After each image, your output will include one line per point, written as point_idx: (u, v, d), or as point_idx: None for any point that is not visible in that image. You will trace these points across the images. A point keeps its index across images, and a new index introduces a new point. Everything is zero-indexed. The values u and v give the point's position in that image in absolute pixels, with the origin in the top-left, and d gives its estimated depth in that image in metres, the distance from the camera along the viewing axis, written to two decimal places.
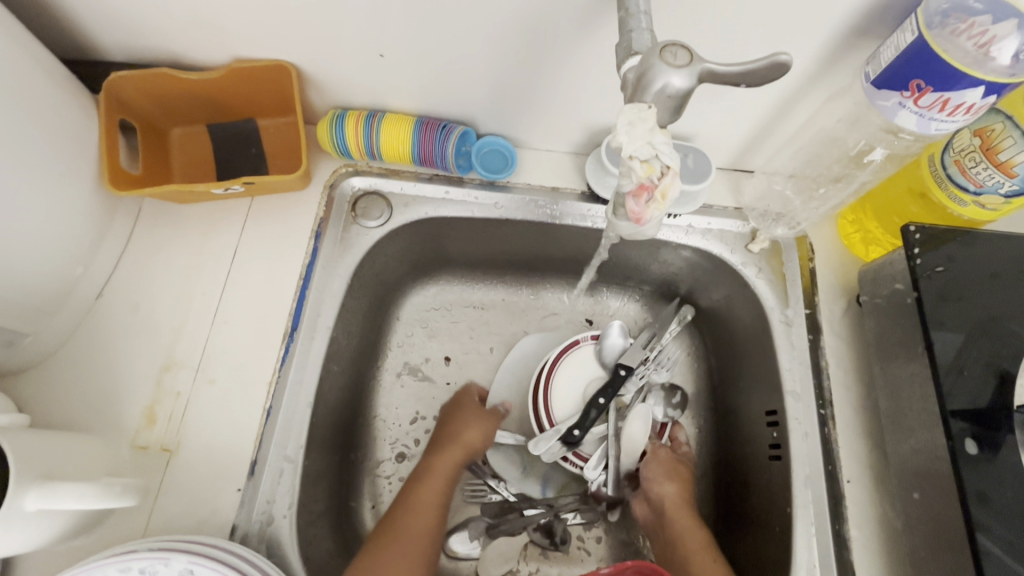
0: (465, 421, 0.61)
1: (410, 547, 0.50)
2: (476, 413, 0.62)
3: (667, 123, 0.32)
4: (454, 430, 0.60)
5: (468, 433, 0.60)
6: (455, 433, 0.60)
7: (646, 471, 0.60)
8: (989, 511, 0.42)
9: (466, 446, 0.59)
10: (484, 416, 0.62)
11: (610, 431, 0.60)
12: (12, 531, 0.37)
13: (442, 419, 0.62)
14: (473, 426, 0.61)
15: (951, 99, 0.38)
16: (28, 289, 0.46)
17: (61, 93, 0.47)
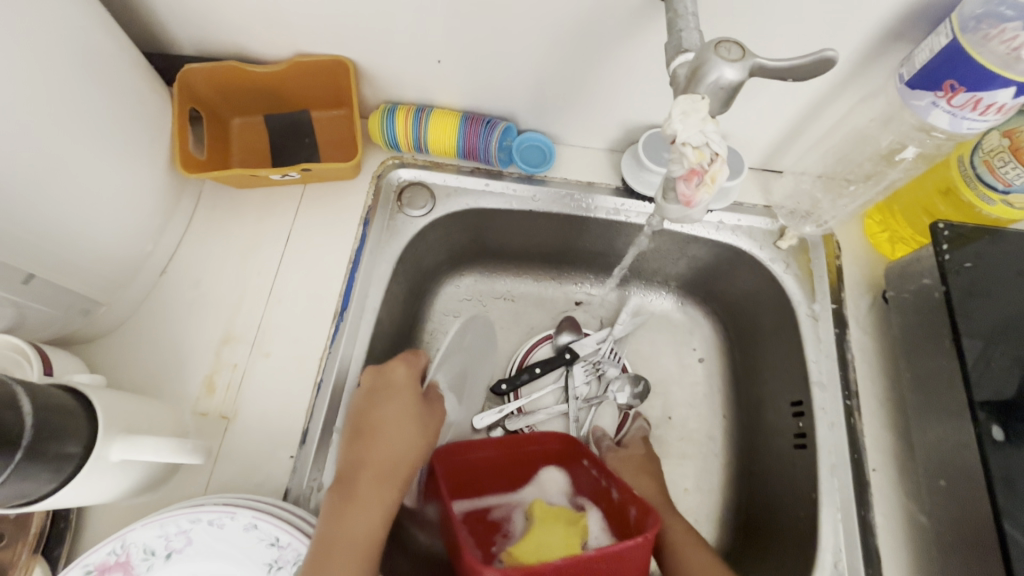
0: (399, 425, 0.50)
1: None
2: (415, 415, 0.51)
3: (717, 114, 0.35)
4: (389, 451, 0.48)
5: (406, 447, 0.49)
6: (387, 444, 0.48)
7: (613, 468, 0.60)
8: (1015, 495, 0.43)
9: (404, 461, 0.49)
10: (421, 426, 0.51)
11: (573, 423, 0.67)
12: (95, 479, 0.40)
13: (364, 428, 0.49)
14: (411, 430, 0.50)
15: (983, 98, 0.40)
16: (105, 261, 0.50)
17: (140, 81, 0.51)
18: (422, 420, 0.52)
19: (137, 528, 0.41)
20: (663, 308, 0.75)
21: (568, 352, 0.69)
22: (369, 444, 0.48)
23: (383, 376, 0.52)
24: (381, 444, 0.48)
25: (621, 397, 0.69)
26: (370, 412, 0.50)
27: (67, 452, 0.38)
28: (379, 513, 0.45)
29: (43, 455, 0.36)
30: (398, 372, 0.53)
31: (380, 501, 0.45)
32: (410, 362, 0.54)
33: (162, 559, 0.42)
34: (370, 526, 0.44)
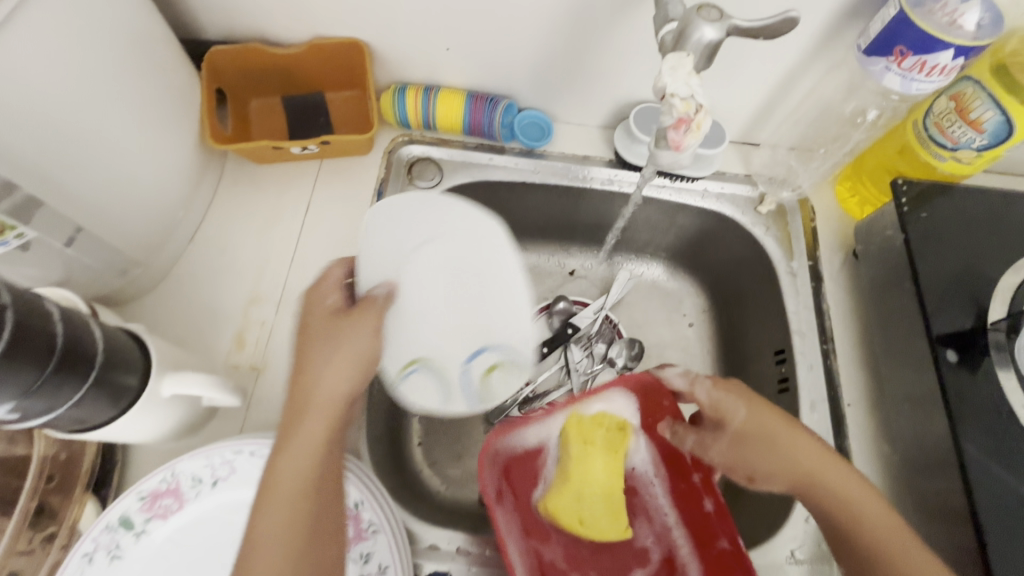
0: (326, 350, 0.44)
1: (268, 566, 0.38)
2: (341, 329, 0.45)
3: (700, 70, 0.40)
4: (308, 379, 0.44)
5: (331, 372, 0.43)
6: (314, 375, 0.44)
7: (758, 454, 0.48)
8: (967, 409, 0.49)
9: (337, 385, 0.44)
10: (338, 343, 0.44)
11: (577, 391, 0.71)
12: (149, 410, 0.44)
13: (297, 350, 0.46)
14: (341, 350, 0.44)
15: (927, 60, 0.47)
16: (143, 224, 0.54)
17: (173, 60, 0.55)
18: (352, 330, 0.45)
19: (185, 458, 0.45)
20: (655, 277, 0.80)
21: (569, 327, 0.74)
22: (299, 380, 0.44)
23: (312, 298, 0.47)
24: (309, 374, 0.44)
25: (618, 360, 0.73)
26: (302, 341, 0.46)
27: (127, 382, 0.42)
28: (314, 447, 0.42)
29: (107, 381, 0.40)
30: (330, 289, 0.48)
31: (311, 435, 0.42)
32: (321, 283, 0.48)
33: (209, 486, 0.46)
34: (305, 466, 0.41)
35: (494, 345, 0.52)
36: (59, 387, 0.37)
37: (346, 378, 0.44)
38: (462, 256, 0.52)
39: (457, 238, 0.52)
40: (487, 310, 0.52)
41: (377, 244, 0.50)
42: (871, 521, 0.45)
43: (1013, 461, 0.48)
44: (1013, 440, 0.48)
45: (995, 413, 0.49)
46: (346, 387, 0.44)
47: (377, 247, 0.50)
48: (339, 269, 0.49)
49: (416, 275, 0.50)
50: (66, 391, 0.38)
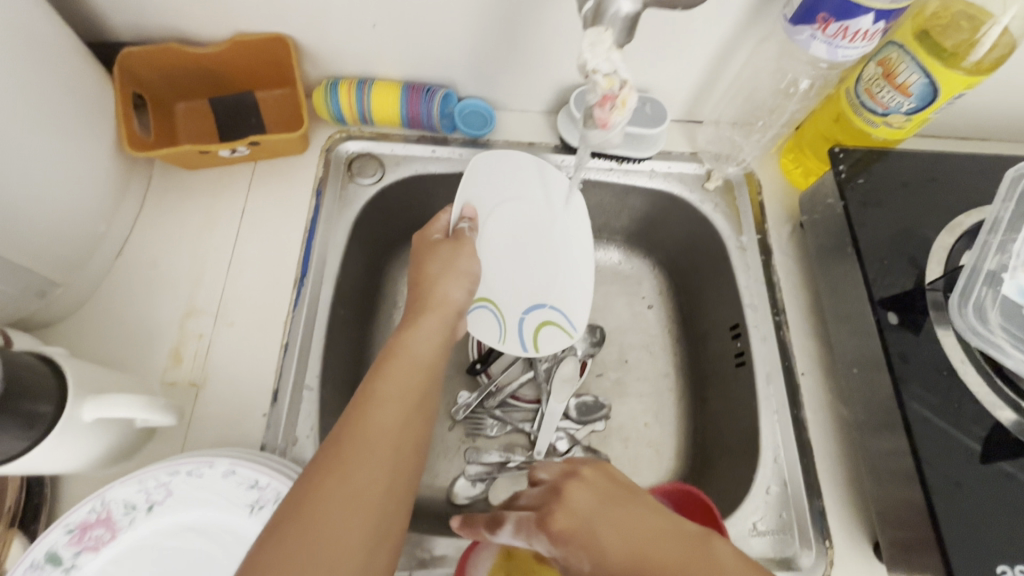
0: (440, 269, 0.50)
1: (369, 454, 0.36)
2: (445, 251, 0.51)
3: (622, 44, 0.40)
4: (435, 291, 0.48)
5: (449, 284, 0.49)
6: (437, 284, 0.49)
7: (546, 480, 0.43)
8: (910, 369, 0.50)
9: (456, 295, 0.49)
10: (457, 266, 0.50)
11: (541, 381, 0.69)
12: (70, 437, 0.41)
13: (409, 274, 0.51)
14: (453, 260, 0.51)
15: (850, 26, 0.47)
16: (59, 241, 0.51)
17: (80, 65, 0.52)
18: (457, 247, 0.52)
19: (116, 485, 0.43)
20: (612, 261, 0.79)
21: None
22: (426, 289, 0.48)
23: (418, 236, 0.54)
24: (434, 287, 0.48)
25: (578, 348, 0.71)
26: (419, 263, 0.51)
27: (39, 411, 0.39)
28: (437, 344, 0.45)
29: (15, 410, 0.37)
30: (436, 229, 0.55)
31: (432, 330, 0.45)
32: (429, 224, 0.55)
33: (144, 512, 0.43)
34: (429, 352, 0.44)
35: (553, 304, 0.60)
36: None
37: (464, 299, 0.49)
38: (527, 215, 0.61)
39: (546, 195, 0.62)
40: (559, 252, 0.61)
41: (478, 180, 0.59)
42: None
43: (956, 417, 0.48)
44: (956, 397, 0.49)
45: (937, 370, 0.50)
46: (458, 298, 0.49)
47: (475, 180, 0.59)
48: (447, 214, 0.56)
49: (514, 219, 0.60)
50: None
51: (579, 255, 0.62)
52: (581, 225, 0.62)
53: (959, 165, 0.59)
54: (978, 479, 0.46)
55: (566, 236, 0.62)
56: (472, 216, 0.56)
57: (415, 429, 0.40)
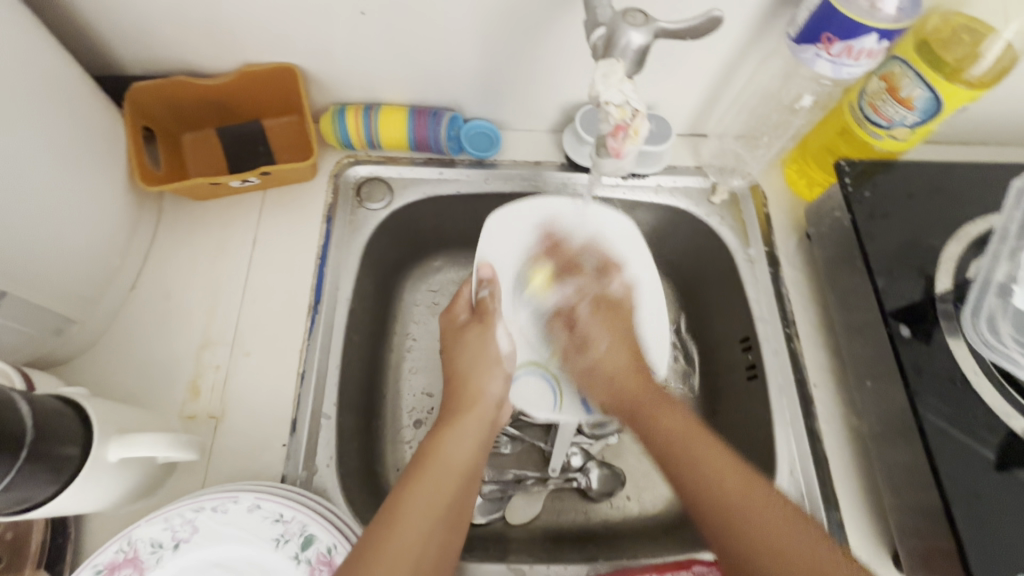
0: (473, 363, 0.55)
1: (397, 556, 0.40)
2: (476, 339, 0.57)
3: (632, 75, 0.41)
4: (473, 388, 0.54)
5: (484, 380, 0.54)
6: (477, 377, 0.55)
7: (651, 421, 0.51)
8: (924, 379, 0.51)
9: (491, 391, 0.54)
10: (494, 361, 0.56)
11: None
12: (97, 478, 0.42)
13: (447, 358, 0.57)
14: (484, 352, 0.56)
15: (854, 46, 0.47)
16: (74, 280, 0.51)
17: (92, 103, 0.53)
18: (485, 339, 0.56)
19: (142, 524, 0.43)
20: None
21: None
22: (467, 391, 0.54)
23: (446, 317, 0.59)
24: (473, 388, 0.54)
25: None
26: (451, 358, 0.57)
27: (66, 454, 0.39)
28: (470, 447, 0.50)
29: (42, 456, 0.37)
30: (460, 310, 0.60)
31: (469, 431, 0.51)
32: (453, 303, 0.60)
33: (171, 549, 0.44)
34: (464, 457, 0.49)
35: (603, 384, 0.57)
36: None
37: (499, 393, 0.55)
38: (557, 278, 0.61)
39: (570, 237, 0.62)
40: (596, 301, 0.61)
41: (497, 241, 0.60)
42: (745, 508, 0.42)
43: (972, 427, 0.49)
44: (970, 407, 0.50)
45: (950, 382, 0.50)
46: (493, 393, 0.54)
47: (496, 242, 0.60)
48: (469, 288, 0.60)
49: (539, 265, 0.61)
50: None
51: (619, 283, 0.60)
52: (620, 249, 0.62)
53: (963, 173, 0.60)
54: (996, 489, 0.47)
55: (601, 268, 0.61)
56: (490, 275, 0.58)
57: (443, 535, 0.43)
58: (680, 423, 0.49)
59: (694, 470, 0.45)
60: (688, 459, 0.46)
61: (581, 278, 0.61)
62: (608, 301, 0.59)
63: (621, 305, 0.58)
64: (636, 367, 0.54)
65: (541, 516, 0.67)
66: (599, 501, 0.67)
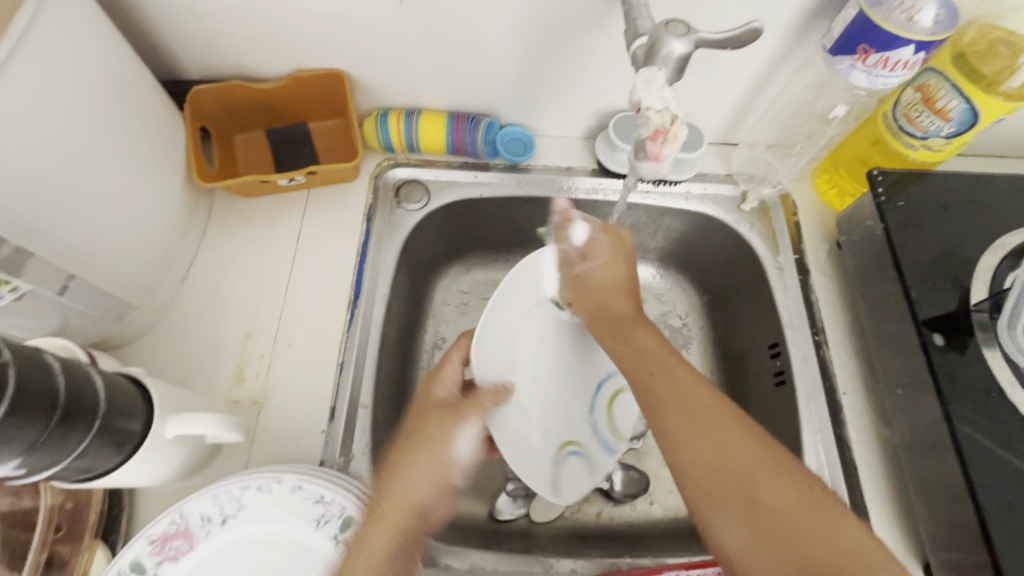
0: (421, 462, 0.45)
1: None
2: (436, 433, 0.47)
3: (673, 82, 0.43)
4: (406, 492, 0.44)
5: (427, 485, 0.45)
6: (404, 479, 0.45)
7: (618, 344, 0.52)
8: (958, 389, 0.51)
9: (417, 502, 0.44)
10: (438, 463, 0.46)
11: None
12: (156, 453, 0.44)
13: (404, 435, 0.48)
14: (431, 465, 0.45)
15: (890, 57, 0.48)
16: (135, 268, 0.54)
17: (158, 104, 0.56)
18: (440, 440, 0.46)
19: (193, 499, 0.46)
20: (647, 278, 0.80)
21: None
22: (404, 495, 0.44)
23: (422, 398, 0.50)
24: (399, 490, 0.44)
25: None
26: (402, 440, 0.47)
27: (130, 428, 0.42)
28: (368, 566, 0.40)
29: (111, 427, 0.40)
30: (438, 391, 0.51)
31: (377, 547, 0.41)
32: (435, 381, 0.51)
33: (218, 524, 0.46)
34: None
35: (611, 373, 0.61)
36: (63, 440, 0.37)
37: (442, 512, 0.46)
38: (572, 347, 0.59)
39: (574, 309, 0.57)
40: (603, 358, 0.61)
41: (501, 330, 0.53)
42: (724, 439, 0.42)
43: (1007, 438, 0.49)
44: (1005, 419, 0.49)
45: (984, 392, 0.50)
46: (437, 513, 0.45)
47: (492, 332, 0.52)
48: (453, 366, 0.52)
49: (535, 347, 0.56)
50: (71, 441, 0.37)
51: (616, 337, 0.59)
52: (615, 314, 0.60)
53: (1000, 186, 0.59)
54: None
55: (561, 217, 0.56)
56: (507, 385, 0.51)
57: None
58: (647, 346, 0.50)
59: (661, 384, 0.46)
60: (660, 378, 0.47)
61: (564, 241, 0.56)
62: (609, 233, 0.56)
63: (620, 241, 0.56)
64: (629, 283, 0.54)
65: (563, 516, 0.67)
66: (623, 503, 0.68)
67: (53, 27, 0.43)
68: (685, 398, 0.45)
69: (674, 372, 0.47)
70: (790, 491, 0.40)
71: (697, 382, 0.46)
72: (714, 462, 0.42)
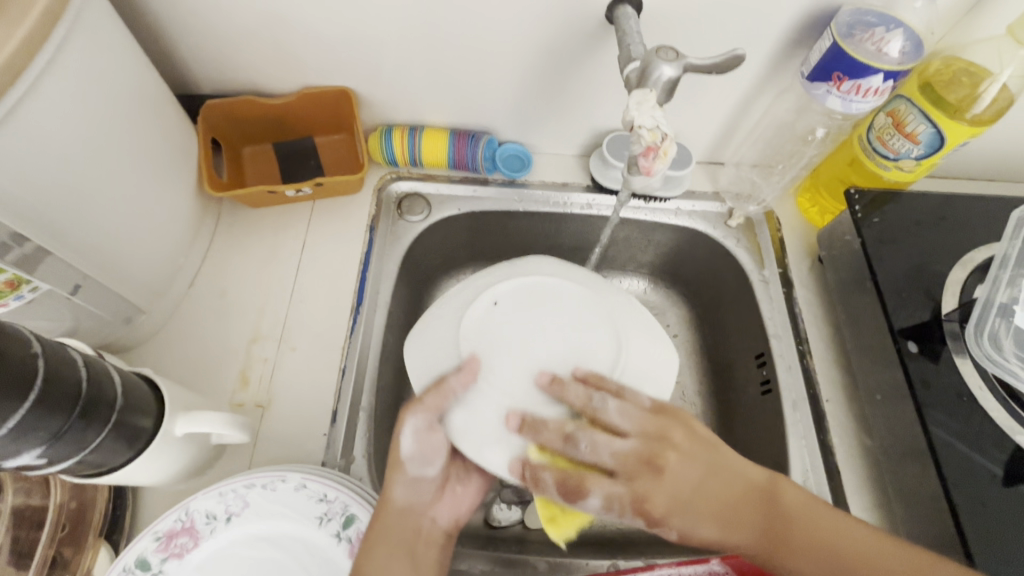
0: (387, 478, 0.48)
1: None
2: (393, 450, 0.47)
3: (663, 103, 0.46)
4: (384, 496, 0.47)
5: (392, 490, 0.47)
6: (385, 490, 0.47)
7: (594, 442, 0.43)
8: (931, 393, 0.54)
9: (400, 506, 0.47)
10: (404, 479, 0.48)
11: None
12: (165, 449, 0.45)
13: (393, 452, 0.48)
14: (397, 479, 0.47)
15: (862, 84, 0.52)
16: (144, 273, 0.56)
17: (173, 115, 0.59)
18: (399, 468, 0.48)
19: (199, 496, 0.47)
20: (639, 290, 0.83)
21: None
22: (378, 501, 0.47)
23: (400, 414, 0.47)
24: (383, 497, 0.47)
25: None
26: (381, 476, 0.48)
27: (142, 425, 0.43)
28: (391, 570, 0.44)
29: (125, 423, 0.42)
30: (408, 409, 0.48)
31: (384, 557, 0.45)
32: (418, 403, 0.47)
33: (223, 522, 0.47)
34: None
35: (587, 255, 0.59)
36: (83, 433, 0.38)
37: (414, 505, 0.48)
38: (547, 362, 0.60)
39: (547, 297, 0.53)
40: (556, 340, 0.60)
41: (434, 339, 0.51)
42: (829, 527, 0.44)
43: (979, 442, 0.51)
44: (976, 423, 0.52)
45: (957, 397, 0.53)
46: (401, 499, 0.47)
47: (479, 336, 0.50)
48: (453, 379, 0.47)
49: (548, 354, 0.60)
50: (89, 436, 0.39)
51: (581, 287, 0.53)
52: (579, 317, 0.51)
53: (968, 206, 0.64)
54: (1001, 501, 0.49)
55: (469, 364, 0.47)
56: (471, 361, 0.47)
57: None
58: (801, 502, 0.45)
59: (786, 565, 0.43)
60: (783, 550, 0.44)
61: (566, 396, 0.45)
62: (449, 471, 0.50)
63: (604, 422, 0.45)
64: (713, 473, 0.45)
65: None
66: (616, 510, 0.70)
67: (85, 41, 0.46)
68: (827, 568, 0.43)
69: (818, 523, 0.44)
70: (871, 558, 0.43)
71: (823, 508, 0.45)
72: (864, 570, 0.42)
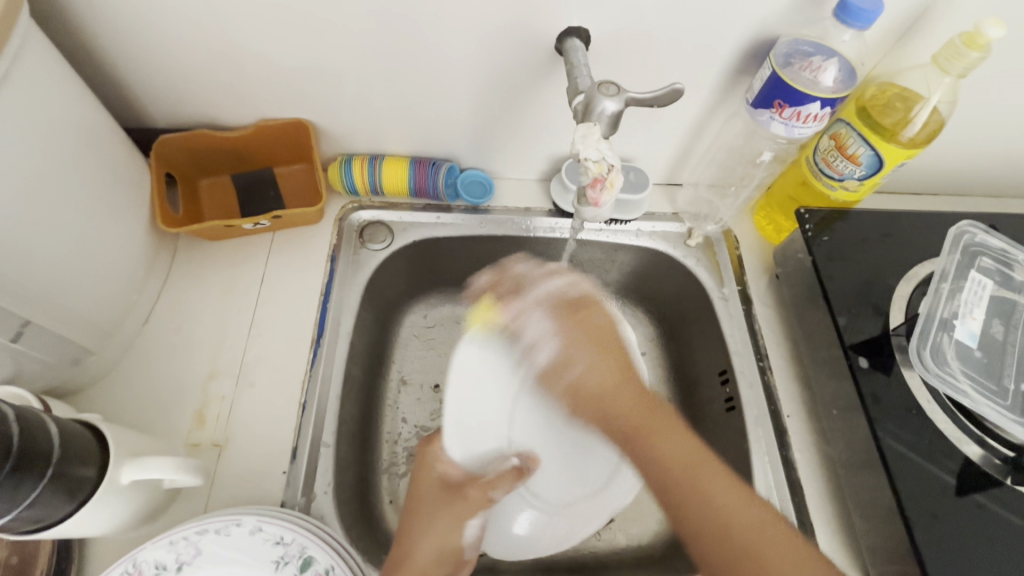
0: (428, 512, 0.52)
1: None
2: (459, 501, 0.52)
3: (609, 135, 0.47)
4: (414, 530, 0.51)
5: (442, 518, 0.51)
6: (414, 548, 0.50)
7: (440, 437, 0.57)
8: (883, 407, 0.55)
9: (428, 563, 0.49)
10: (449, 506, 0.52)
11: None
12: (111, 499, 0.44)
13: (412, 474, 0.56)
14: (441, 539, 0.51)
15: (802, 111, 0.54)
16: (92, 313, 0.54)
17: (123, 152, 0.58)
18: (452, 513, 0.52)
19: (148, 546, 0.45)
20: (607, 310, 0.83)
21: None
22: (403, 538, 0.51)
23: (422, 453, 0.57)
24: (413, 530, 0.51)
25: None
26: (405, 522, 0.53)
27: (84, 475, 0.42)
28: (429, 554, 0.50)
29: (65, 475, 0.40)
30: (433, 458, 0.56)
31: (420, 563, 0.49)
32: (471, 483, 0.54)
33: (174, 571, 0.45)
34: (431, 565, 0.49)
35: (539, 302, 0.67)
36: (15, 489, 0.38)
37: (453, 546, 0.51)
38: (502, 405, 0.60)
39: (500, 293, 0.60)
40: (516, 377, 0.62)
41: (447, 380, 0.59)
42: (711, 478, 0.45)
43: (930, 453, 0.53)
44: (927, 434, 0.54)
45: (906, 410, 0.55)
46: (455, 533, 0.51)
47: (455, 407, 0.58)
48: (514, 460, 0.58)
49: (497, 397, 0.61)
50: (22, 490, 0.38)
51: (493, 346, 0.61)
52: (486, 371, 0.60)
53: (912, 222, 0.66)
54: (952, 510, 0.50)
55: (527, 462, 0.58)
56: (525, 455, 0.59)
57: None
58: (680, 445, 0.47)
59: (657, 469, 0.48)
60: (650, 434, 0.48)
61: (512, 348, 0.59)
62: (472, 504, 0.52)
63: (567, 367, 0.54)
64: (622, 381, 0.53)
65: (529, 549, 0.68)
66: (588, 534, 0.69)
67: (23, 82, 0.45)
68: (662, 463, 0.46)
69: (693, 458, 0.46)
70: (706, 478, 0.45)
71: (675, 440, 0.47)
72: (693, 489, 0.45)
